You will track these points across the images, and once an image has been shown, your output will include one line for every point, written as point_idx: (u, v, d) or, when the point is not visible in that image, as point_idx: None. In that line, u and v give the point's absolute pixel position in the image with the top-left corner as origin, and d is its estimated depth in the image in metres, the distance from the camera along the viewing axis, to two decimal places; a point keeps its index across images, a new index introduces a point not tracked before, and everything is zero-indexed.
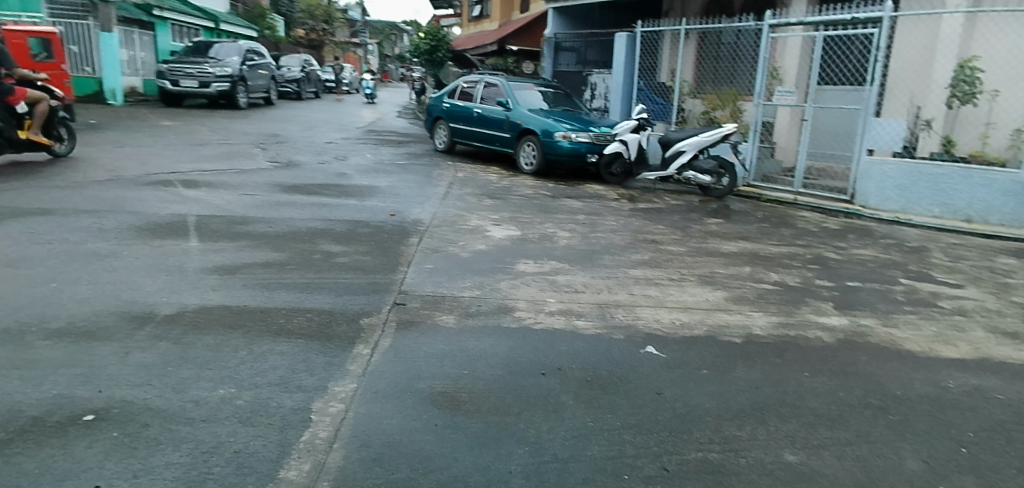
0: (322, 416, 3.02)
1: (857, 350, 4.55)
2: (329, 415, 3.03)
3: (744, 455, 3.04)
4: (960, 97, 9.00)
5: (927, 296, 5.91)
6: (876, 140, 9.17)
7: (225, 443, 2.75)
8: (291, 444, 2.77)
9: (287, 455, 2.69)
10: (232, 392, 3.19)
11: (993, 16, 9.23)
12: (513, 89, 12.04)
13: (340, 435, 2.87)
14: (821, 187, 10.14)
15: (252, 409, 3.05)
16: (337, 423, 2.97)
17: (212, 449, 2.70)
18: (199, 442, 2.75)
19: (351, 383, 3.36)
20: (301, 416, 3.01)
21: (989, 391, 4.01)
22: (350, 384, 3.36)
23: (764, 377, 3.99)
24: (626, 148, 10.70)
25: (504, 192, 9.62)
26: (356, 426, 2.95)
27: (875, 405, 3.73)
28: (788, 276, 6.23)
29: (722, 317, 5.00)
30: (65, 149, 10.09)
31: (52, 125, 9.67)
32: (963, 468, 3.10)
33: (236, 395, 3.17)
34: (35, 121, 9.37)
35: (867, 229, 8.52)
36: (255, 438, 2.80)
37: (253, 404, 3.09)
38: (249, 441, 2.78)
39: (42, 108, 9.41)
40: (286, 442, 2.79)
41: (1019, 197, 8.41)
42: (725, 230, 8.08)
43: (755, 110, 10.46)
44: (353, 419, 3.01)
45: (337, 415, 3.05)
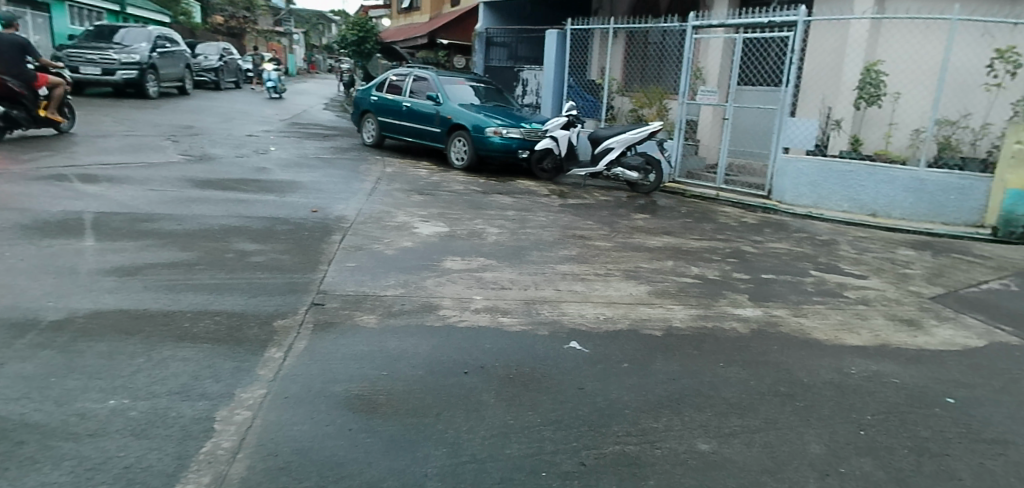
0: (227, 425, 2.90)
1: (769, 340, 4.75)
2: (234, 424, 2.91)
3: (660, 446, 3.12)
4: (866, 99, 9.46)
5: (834, 286, 6.25)
6: (791, 139, 9.60)
7: (114, 458, 2.59)
8: (189, 456, 2.64)
9: (183, 468, 2.56)
10: (124, 403, 3.01)
11: (896, 23, 9.84)
12: (443, 83, 11.91)
13: (245, 444, 2.76)
14: (741, 183, 10.54)
15: (148, 420, 2.89)
16: (243, 432, 2.85)
17: (97, 466, 2.54)
18: (83, 458, 2.58)
19: (260, 388, 3.24)
20: (201, 426, 2.88)
21: (886, 375, 4.27)
22: (259, 389, 3.23)
23: (682, 368, 4.11)
24: (556, 143, 10.78)
25: (433, 187, 9.52)
26: (263, 434, 2.84)
27: (783, 393, 3.90)
28: (708, 270, 6.44)
29: (644, 311, 5.11)
30: (71, 121, 11.59)
31: (65, 103, 11.15)
32: (861, 450, 3.29)
33: (130, 405, 3.00)
34: (52, 101, 10.84)
35: (782, 224, 8.92)
36: (149, 451, 2.65)
37: (148, 415, 2.92)
38: (142, 454, 2.63)
39: (59, 90, 10.88)
40: (184, 454, 2.65)
41: (918, 193, 8.99)
42: (651, 225, 8.28)
43: (679, 109, 10.74)
44: (261, 427, 2.90)
45: (243, 423, 2.93)
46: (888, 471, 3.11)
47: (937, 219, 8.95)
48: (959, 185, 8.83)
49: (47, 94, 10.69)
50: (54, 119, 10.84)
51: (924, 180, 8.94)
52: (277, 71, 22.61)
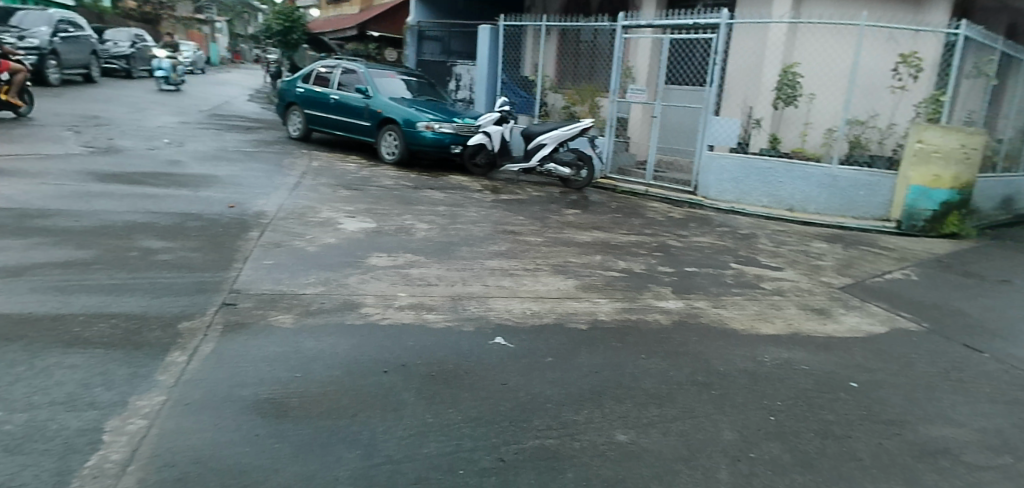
0: (117, 436, 2.73)
1: (690, 331, 4.89)
2: (125, 434, 2.74)
3: (579, 439, 3.16)
4: (784, 99, 9.87)
5: (753, 278, 6.49)
6: (715, 137, 9.91)
7: None
8: (72, 472, 2.47)
9: (64, 485, 2.39)
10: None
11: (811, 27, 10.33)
12: (372, 76, 11.61)
13: (137, 455, 2.61)
14: (669, 180, 10.82)
15: (25, 433, 2.68)
16: (135, 443, 2.69)
17: None
18: None
19: (158, 395, 3.07)
20: (88, 438, 2.69)
21: (796, 362, 4.47)
22: (158, 396, 3.06)
23: (604, 361, 4.16)
24: (489, 139, 10.76)
25: (361, 182, 9.31)
26: (159, 444, 2.69)
27: (699, 382, 4.01)
28: (634, 264, 6.57)
29: (571, 306, 5.15)
30: (30, 107, 11.90)
31: (24, 89, 11.49)
32: (770, 434, 3.42)
33: (4, 419, 2.78)
34: (12, 86, 11.17)
35: (706, 219, 9.21)
36: (24, 467, 2.47)
37: (28, 429, 2.72)
38: (16, 472, 2.44)
39: (19, 76, 11.21)
40: (66, 469, 2.48)
41: (831, 188, 9.47)
42: (580, 220, 8.37)
43: (611, 107, 10.99)
44: (157, 436, 2.74)
45: (136, 433, 2.76)
46: (795, 454, 3.24)
47: (848, 213, 9.47)
48: (867, 181, 9.36)
49: (7, 79, 11.02)
50: (12, 102, 11.14)
51: (837, 177, 9.41)
52: (170, 60, 20.10)
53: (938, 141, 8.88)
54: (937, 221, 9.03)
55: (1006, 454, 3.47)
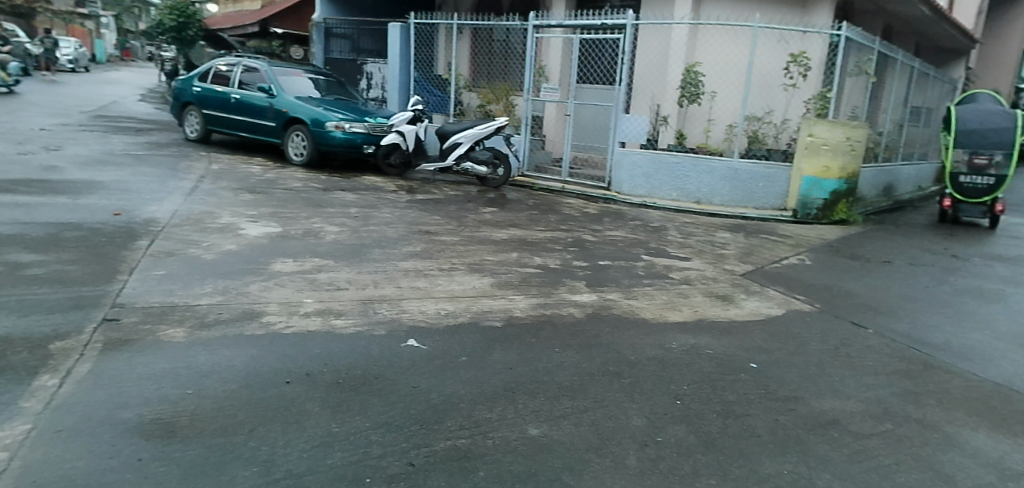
0: None
1: (602, 322, 4.97)
2: None
3: (491, 436, 3.18)
4: (688, 97, 10.24)
5: (663, 269, 6.69)
6: (626, 133, 10.16)
7: None
8: None
9: None
10: None
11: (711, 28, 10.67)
12: (276, 74, 11.13)
13: None
14: (584, 176, 10.98)
15: None
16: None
17: None
18: None
19: (24, 424, 2.82)
20: None
21: (702, 347, 4.64)
22: (22, 425, 2.81)
23: (519, 357, 4.17)
24: (404, 138, 10.60)
25: (266, 185, 8.92)
26: (24, 478, 2.48)
27: (611, 371, 4.08)
28: (550, 260, 6.61)
29: (486, 303, 5.12)
30: None
31: None
32: (676, 419, 3.56)
33: None
34: None
35: (619, 213, 9.42)
36: None
37: None
38: None
39: None
40: None
41: (734, 181, 9.91)
42: (497, 218, 8.35)
43: (526, 106, 11.05)
44: (22, 469, 2.52)
45: None
46: (698, 436, 3.40)
47: (749, 204, 9.94)
48: (765, 173, 9.86)
49: None
50: None
51: (739, 170, 9.86)
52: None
53: (826, 135, 9.49)
54: (829, 208, 9.71)
55: (887, 421, 3.73)
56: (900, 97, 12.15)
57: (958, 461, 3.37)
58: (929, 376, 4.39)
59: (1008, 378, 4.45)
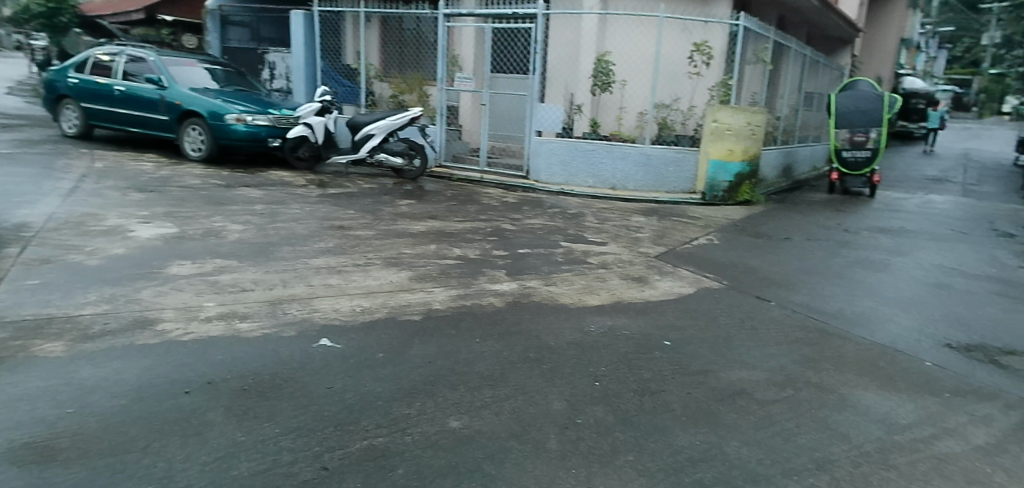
0: None
1: (523, 310, 4.96)
2: None
3: (410, 433, 3.12)
4: (600, 86, 10.36)
5: (581, 255, 6.76)
6: (541, 122, 10.21)
7: None
8: None
9: None
10: None
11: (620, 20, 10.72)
12: (166, 64, 10.47)
13: None
14: (502, 165, 10.97)
15: None
16: None
17: None
18: None
19: None
20: None
21: (619, 328, 4.72)
22: None
23: (438, 350, 4.09)
24: (312, 131, 10.20)
25: (159, 183, 8.39)
26: None
27: (532, 358, 4.07)
28: (469, 250, 6.54)
29: (403, 297, 4.99)
30: None
31: None
32: (595, 400, 3.61)
33: None
34: None
35: (538, 201, 9.46)
36: None
37: None
38: None
39: None
40: None
41: (646, 167, 10.17)
42: (414, 210, 8.19)
43: (439, 95, 10.99)
44: None
45: None
46: (616, 414, 3.47)
47: (661, 188, 10.24)
48: (675, 158, 10.19)
49: None
50: None
51: (650, 156, 10.13)
52: None
53: (729, 121, 9.87)
54: (734, 190, 10.13)
55: (789, 387, 3.92)
56: (794, 83, 12.80)
57: (852, 419, 3.57)
58: (827, 343, 4.65)
59: (896, 340, 4.78)
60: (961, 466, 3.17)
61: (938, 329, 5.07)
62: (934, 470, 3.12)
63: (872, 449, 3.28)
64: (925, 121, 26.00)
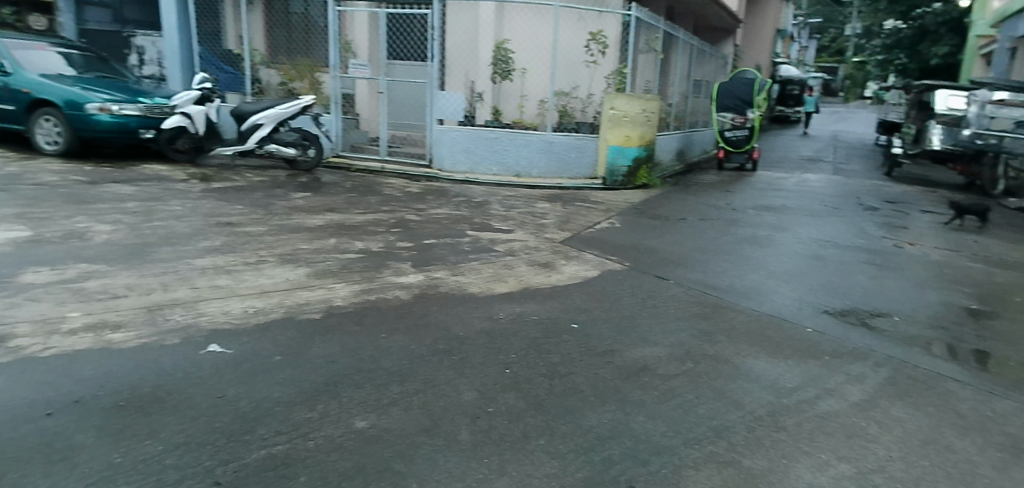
0: None
1: (430, 302, 4.84)
2: None
3: (312, 437, 2.96)
4: (500, 74, 10.50)
5: (488, 243, 6.70)
6: (443, 110, 10.14)
7: None
8: None
9: None
10: None
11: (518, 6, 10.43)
12: (11, 48, 9.43)
13: None
14: (404, 154, 10.73)
15: None
16: None
17: None
18: None
19: None
20: None
21: (527, 314, 4.70)
22: None
23: (341, 348, 3.89)
24: (191, 120, 9.58)
25: (12, 182, 7.57)
26: None
27: (440, 351, 3.96)
28: (372, 243, 6.31)
29: (301, 295, 4.73)
30: None
31: None
32: (505, 387, 3.56)
33: None
34: None
35: (442, 190, 9.30)
36: None
37: None
38: None
39: None
40: None
41: (548, 154, 10.24)
42: (311, 203, 7.83)
43: (332, 82, 10.56)
44: None
45: None
46: (527, 400, 3.43)
47: (564, 175, 10.36)
48: (576, 145, 10.35)
49: None
50: None
51: (552, 142, 10.22)
52: None
53: (626, 108, 10.10)
54: (632, 175, 10.39)
55: (689, 360, 4.03)
56: (683, 70, 13.29)
57: (746, 387, 3.72)
58: (721, 316, 4.84)
59: (780, 309, 5.04)
60: (841, 422, 3.38)
61: (817, 297, 5.40)
62: (818, 428, 3.31)
63: (764, 413, 3.43)
64: (800, 105, 27.83)
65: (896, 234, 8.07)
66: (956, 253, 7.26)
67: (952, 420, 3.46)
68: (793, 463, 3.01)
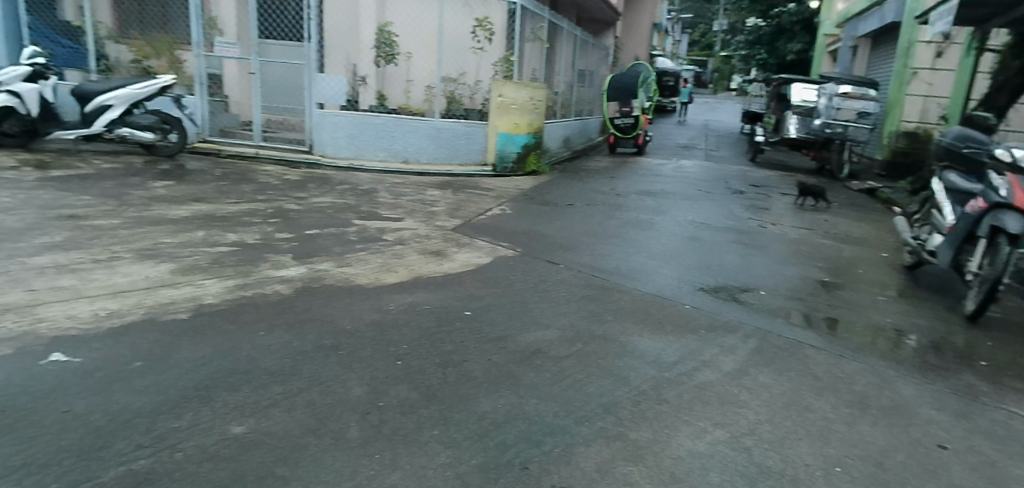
0: None
1: (313, 295, 4.57)
2: None
3: (181, 448, 2.69)
4: (384, 57, 10.12)
5: (375, 232, 6.45)
6: (322, 94, 9.66)
7: None
8: None
9: None
10: None
11: None
12: None
13: None
14: (280, 140, 10.19)
15: None
16: None
17: None
18: None
19: None
20: None
21: (419, 304, 4.55)
22: None
23: (214, 349, 3.59)
24: (21, 100, 8.41)
25: None
26: None
27: (326, 346, 3.75)
28: (246, 235, 5.90)
29: (164, 294, 4.32)
30: None
31: None
32: (398, 379, 3.41)
33: None
34: None
35: (325, 178, 8.89)
36: None
37: None
38: None
39: None
40: None
41: (435, 140, 10.08)
42: (173, 193, 7.21)
43: (195, 62, 9.81)
44: None
45: None
46: (421, 391, 3.30)
47: (453, 162, 10.25)
48: (465, 132, 10.27)
49: None
50: None
51: (441, 129, 10.06)
52: None
53: (514, 95, 10.09)
54: (522, 161, 10.41)
55: (579, 341, 4.06)
56: (568, 61, 13.48)
57: (632, 363, 3.79)
58: (608, 297, 4.93)
59: (661, 289, 5.21)
60: (717, 391, 3.52)
61: (695, 276, 5.64)
62: (696, 398, 3.43)
63: (648, 387, 3.51)
64: (676, 97, 29.26)
65: (760, 214, 8.62)
66: (810, 230, 7.85)
67: (813, 383, 3.70)
68: (674, 432, 3.09)
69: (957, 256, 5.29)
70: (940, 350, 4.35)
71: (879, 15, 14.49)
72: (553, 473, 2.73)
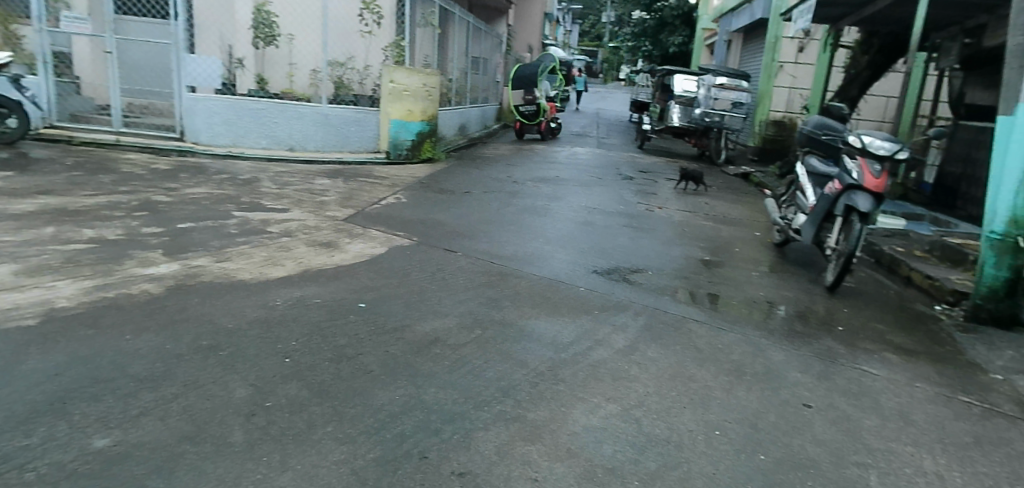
0: None
1: (188, 294, 4.24)
2: None
3: (31, 468, 2.41)
4: (263, 39, 9.49)
5: (258, 224, 6.09)
6: (193, 76, 9.05)
7: None
8: None
9: None
10: None
11: None
12: None
13: None
14: (146, 125, 9.44)
15: None
16: None
17: None
18: None
19: None
20: None
21: (308, 298, 4.34)
22: None
23: (70, 358, 3.24)
24: None
25: None
26: None
27: (205, 347, 3.49)
28: (107, 230, 5.40)
29: (6, 299, 3.86)
30: None
31: None
32: (286, 377, 3.23)
33: None
34: None
35: (200, 167, 8.31)
36: None
37: None
38: None
39: None
40: None
41: (323, 126, 9.67)
42: (16, 185, 6.49)
43: (37, 38, 8.84)
44: None
45: None
46: (312, 388, 3.15)
47: (344, 149, 9.88)
48: (355, 118, 9.91)
49: None
50: None
51: (328, 115, 9.65)
52: None
53: (406, 81, 9.85)
54: (417, 148, 10.18)
55: (477, 328, 4.02)
56: (461, 47, 13.36)
57: (528, 346, 3.80)
58: (505, 283, 4.92)
59: (555, 273, 5.27)
60: (609, 368, 3.60)
61: (586, 259, 5.75)
62: (589, 376, 3.49)
63: (545, 368, 3.53)
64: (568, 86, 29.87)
65: (647, 199, 8.94)
66: (692, 213, 8.22)
67: (694, 355, 3.86)
68: (570, 410, 3.12)
69: (818, 234, 5.71)
70: (806, 319, 4.69)
71: (749, 11, 15.35)
72: (451, 460, 2.67)
